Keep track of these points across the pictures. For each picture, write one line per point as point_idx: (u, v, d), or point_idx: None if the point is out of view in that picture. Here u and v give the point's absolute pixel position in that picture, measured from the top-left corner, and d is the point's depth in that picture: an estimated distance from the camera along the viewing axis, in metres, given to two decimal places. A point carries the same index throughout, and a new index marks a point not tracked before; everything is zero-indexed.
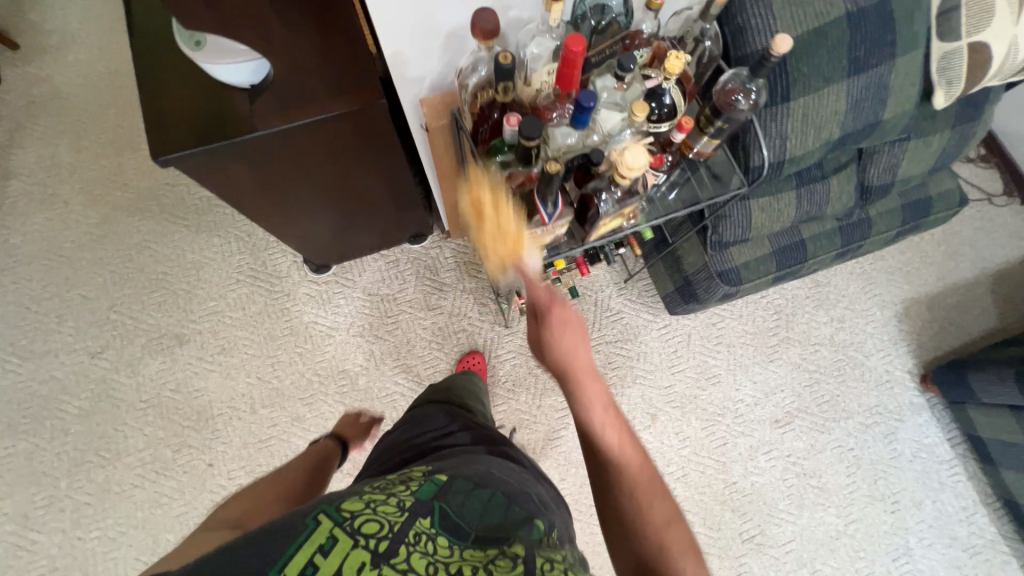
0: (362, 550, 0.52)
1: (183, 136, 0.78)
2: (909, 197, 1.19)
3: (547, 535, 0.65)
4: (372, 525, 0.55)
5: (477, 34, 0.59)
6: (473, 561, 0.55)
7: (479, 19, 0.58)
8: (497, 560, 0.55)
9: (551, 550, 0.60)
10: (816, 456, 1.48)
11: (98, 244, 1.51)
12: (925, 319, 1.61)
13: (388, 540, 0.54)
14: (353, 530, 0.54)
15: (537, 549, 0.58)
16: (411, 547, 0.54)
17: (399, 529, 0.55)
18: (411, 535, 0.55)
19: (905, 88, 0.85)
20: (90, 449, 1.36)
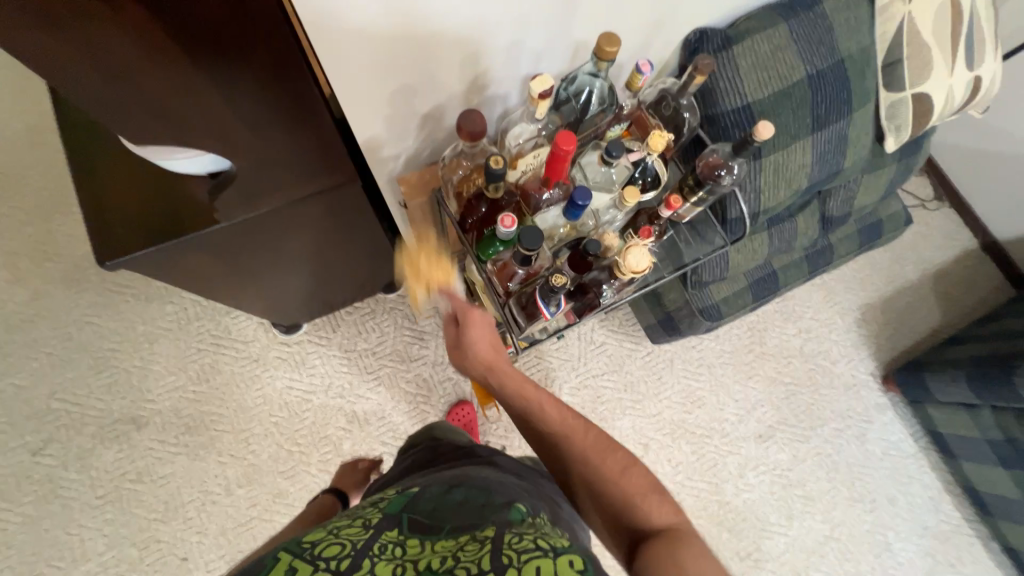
0: (321, 569, 0.49)
1: (132, 236, 0.70)
2: (864, 222, 1.27)
3: (533, 516, 0.60)
4: (332, 548, 0.52)
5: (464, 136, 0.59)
6: (444, 552, 0.52)
7: (466, 122, 0.58)
8: (466, 544, 0.52)
9: (529, 524, 0.56)
10: (798, 466, 1.55)
11: (30, 325, 1.35)
12: (881, 323, 1.72)
13: (350, 557, 0.51)
14: (312, 556, 0.51)
15: (511, 524, 0.55)
16: (376, 556, 0.51)
17: (363, 545, 0.53)
18: (376, 547, 0.53)
19: (861, 136, 0.91)
20: (40, 561, 1.21)
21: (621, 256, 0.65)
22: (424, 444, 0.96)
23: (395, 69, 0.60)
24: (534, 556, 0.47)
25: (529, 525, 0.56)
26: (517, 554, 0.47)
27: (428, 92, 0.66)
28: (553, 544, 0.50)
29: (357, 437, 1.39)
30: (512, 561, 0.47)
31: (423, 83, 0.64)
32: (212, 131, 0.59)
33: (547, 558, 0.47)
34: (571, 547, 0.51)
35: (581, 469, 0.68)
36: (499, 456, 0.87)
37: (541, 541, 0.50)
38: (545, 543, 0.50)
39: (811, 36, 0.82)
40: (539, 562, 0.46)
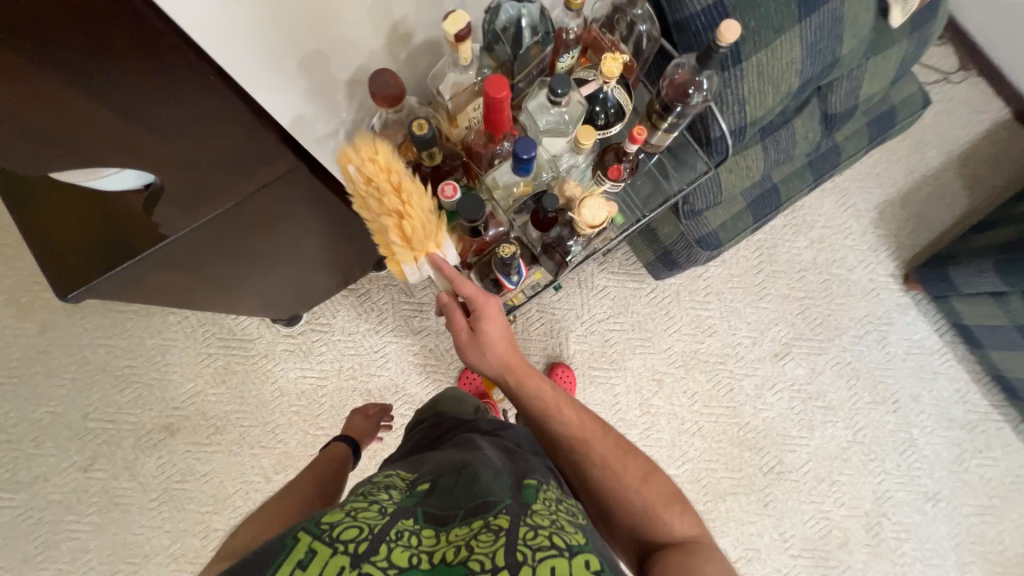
0: (340, 554, 0.49)
1: (86, 262, 0.67)
2: (874, 113, 1.14)
3: (544, 491, 0.62)
4: (350, 530, 0.51)
5: (382, 101, 0.54)
6: (459, 541, 0.52)
7: (380, 85, 0.53)
8: (480, 534, 0.52)
9: (541, 509, 0.56)
10: (818, 378, 1.53)
11: (47, 354, 1.39)
12: (901, 219, 1.61)
13: (367, 541, 0.50)
14: (329, 538, 0.50)
15: (524, 512, 0.55)
16: (393, 543, 0.51)
17: (380, 529, 0.53)
18: (392, 533, 0.53)
19: (859, 15, 0.78)
20: (117, 560, 1.33)
21: (576, 212, 0.60)
22: (432, 417, 0.95)
23: (292, 30, 0.54)
24: (549, 555, 0.48)
25: (546, 513, 0.55)
26: (534, 553, 0.48)
27: (341, 53, 0.60)
28: (570, 542, 0.51)
29: None
30: (526, 560, 0.47)
31: (331, 44, 0.58)
32: (113, 141, 0.55)
33: (561, 558, 0.48)
34: (585, 543, 0.51)
35: (595, 471, 0.71)
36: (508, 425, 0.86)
37: (555, 536, 0.51)
38: (560, 541, 0.50)
39: None
40: (555, 562, 0.47)
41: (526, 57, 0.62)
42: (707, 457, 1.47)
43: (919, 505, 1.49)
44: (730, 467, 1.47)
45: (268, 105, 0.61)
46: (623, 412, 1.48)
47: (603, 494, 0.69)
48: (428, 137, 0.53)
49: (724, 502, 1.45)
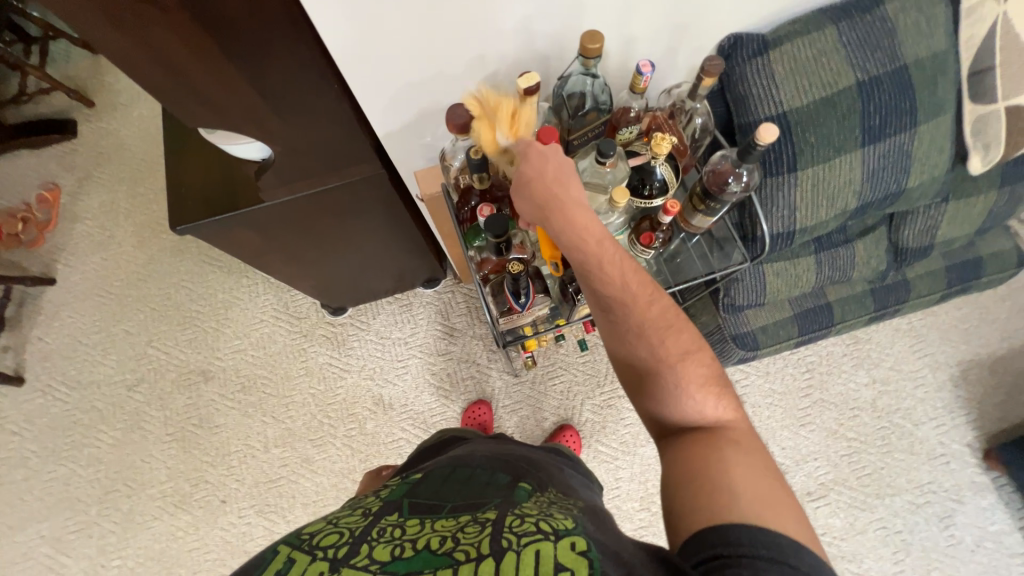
0: (320, 558, 0.48)
1: (198, 208, 0.83)
2: (955, 258, 1.08)
3: (537, 494, 0.62)
4: (330, 538, 0.52)
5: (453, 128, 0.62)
6: (443, 531, 0.52)
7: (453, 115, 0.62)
8: (467, 527, 0.52)
9: (531, 505, 0.56)
10: (855, 537, 1.33)
11: (143, 283, 1.64)
12: (987, 385, 1.43)
13: (348, 545, 0.50)
14: (310, 547, 0.51)
15: (512, 507, 0.55)
16: (375, 541, 0.51)
17: (362, 531, 0.53)
18: (375, 534, 0.52)
19: (932, 155, 0.80)
20: (120, 478, 1.44)
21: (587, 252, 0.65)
22: (436, 440, 0.97)
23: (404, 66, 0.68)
24: (534, 539, 0.46)
25: (535, 507, 0.55)
26: (517, 536, 0.47)
27: (437, 89, 0.73)
28: (558, 525, 0.50)
29: (380, 420, 1.47)
30: (511, 545, 0.46)
31: (430, 81, 0.72)
32: (246, 119, 0.68)
33: (546, 542, 0.46)
34: (573, 528, 0.50)
35: (656, 378, 0.59)
36: (512, 443, 0.84)
37: (542, 523, 0.50)
38: (547, 527, 0.49)
39: (867, 39, 0.73)
40: (540, 546, 0.45)
41: (583, 121, 0.71)
42: None
43: None
44: None
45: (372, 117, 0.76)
46: (620, 500, 1.38)
47: (655, 413, 0.59)
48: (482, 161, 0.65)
49: None
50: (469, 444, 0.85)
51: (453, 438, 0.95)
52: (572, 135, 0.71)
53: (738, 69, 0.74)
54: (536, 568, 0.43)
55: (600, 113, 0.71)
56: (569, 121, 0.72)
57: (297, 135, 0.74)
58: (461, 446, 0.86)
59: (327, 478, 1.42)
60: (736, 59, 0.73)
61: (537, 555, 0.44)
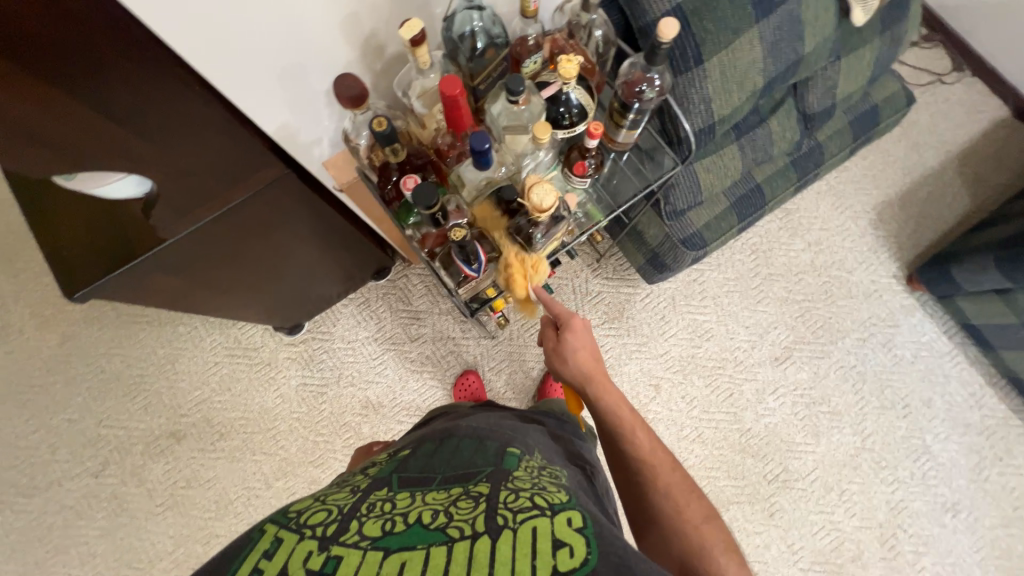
0: (308, 536, 0.49)
1: (92, 264, 0.72)
2: (856, 112, 1.16)
3: (526, 458, 0.65)
4: (317, 515, 0.53)
5: (346, 102, 0.57)
6: (436, 507, 0.54)
7: (343, 87, 0.56)
8: (459, 501, 0.54)
9: (522, 477, 0.59)
10: (821, 382, 1.50)
11: (67, 364, 1.47)
12: (901, 219, 1.59)
13: (337, 522, 0.51)
14: (298, 526, 0.51)
15: (506, 479, 0.57)
16: (365, 517, 0.52)
17: (350, 508, 0.54)
18: (364, 510, 0.54)
19: (819, 16, 0.82)
20: (123, 565, 1.36)
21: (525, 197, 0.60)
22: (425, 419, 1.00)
23: (270, 42, 0.59)
24: (530, 516, 0.49)
25: (525, 479, 0.58)
26: (514, 513, 0.50)
27: (319, 62, 0.65)
28: (551, 501, 0.54)
29: (375, 420, 1.45)
30: (507, 523, 0.49)
31: (307, 54, 0.63)
32: None
33: (542, 517, 0.49)
34: (568, 501, 0.55)
35: (668, 516, 0.69)
36: (503, 411, 0.89)
37: (536, 498, 0.53)
38: (541, 502, 0.53)
39: None
40: (536, 523, 0.48)
41: (484, 61, 0.67)
42: (708, 465, 1.43)
43: (937, 517, 1.41)
44: (732, 474, 1.43)
45: (253, 111, 0.67)
46: None
47: (660, 544, 0.68)
48: (389, 133, 0.56)
49: (727, 512, 1.40)
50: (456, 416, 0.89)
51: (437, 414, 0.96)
52: (475, 79, 0.67)
53: None
54: (534, 544, 0.46)
55: (499, 48, 0.66)
56: (469, 64, 0.66)
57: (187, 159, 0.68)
58: (447, 418, 0.88)
59: None
60: None
61: (533, 531, 0.47)
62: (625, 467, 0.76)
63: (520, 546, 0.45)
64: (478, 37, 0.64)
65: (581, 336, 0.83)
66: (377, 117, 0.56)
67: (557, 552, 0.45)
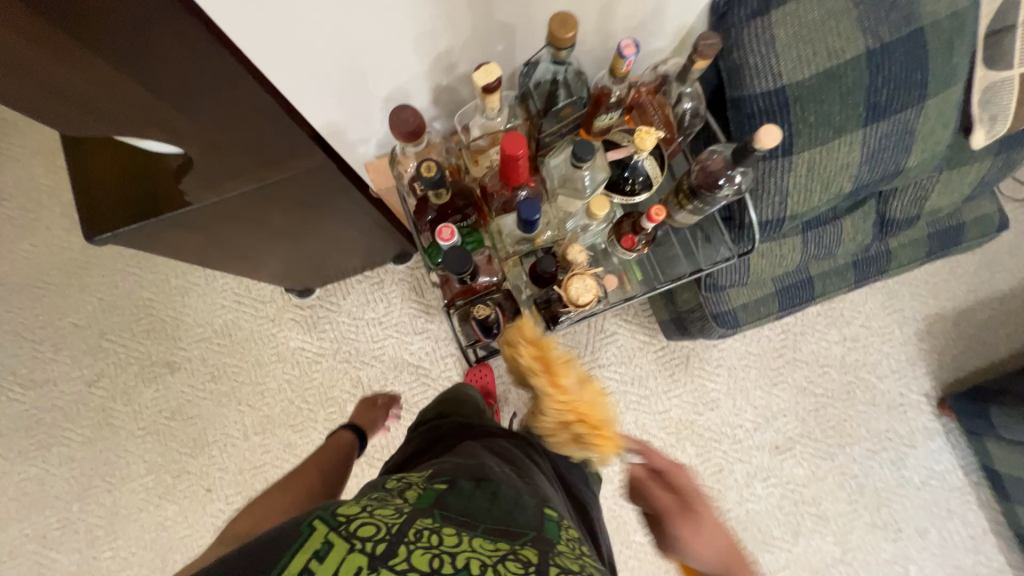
0: (356, 551, 0.46)
1: (117, 210, 0.70)
2: (940, 226, 1.06)
3: (565, 525, 0.61)
4: (367, 528, 0.49)
5: (401, 134, 0.58)
6: (483, 557, 0.49)
7: (401, 117, 0.58)
8: (508, 558, 0.49)
9: (567, 548, 0.54)
10: (816, 483, 1.43)
11: (85, 271, 1.49)
12: (950, 337, 1.49)
13: (385, 542, 0.47)
14: (347, 533, 0.48)
15: (551, 547, 0.53)
16: (413, 545, 0.48)
17: (398, 528, 0.50)
18: (411, 534, 0.49)
19: (937, 131, 0.73)
20: (97, 475, 1.41)
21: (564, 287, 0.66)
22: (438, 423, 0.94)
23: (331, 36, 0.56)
24: None
25: (570, 551, 0.54)
26: None
27: (381, 70, 0.64)
28: None
29: None
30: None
31: (370, 62, 0.62)
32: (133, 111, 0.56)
33: None
34: None
35: None
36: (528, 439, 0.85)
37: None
38: None
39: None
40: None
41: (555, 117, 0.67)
42: None
43: None
44: None
45: (305, 106, 0.67)
46: None
47: None
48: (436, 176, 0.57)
49: None
50: (477, 436, 0.83)
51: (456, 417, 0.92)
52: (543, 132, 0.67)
53: (733, 33, 0.66)
54: None
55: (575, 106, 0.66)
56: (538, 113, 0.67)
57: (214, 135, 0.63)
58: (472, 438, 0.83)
59: None
60: (732, 19, 0.66)
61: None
62: None
63: None
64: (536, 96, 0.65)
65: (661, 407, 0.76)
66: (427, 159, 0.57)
67: None
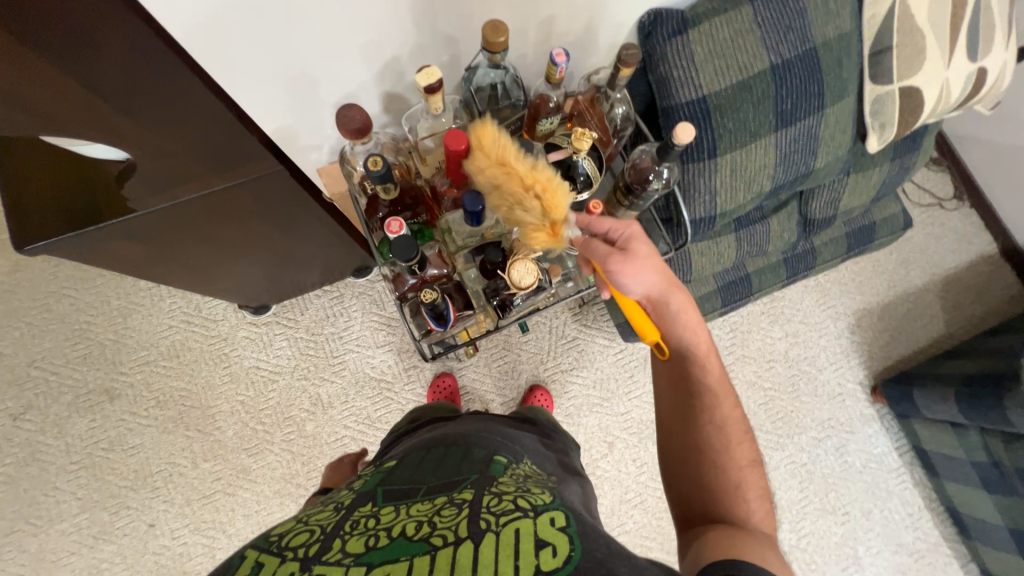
0: (289, 560, 0.45)
1: (51, 218, 0.66)
2: (855, 224, 1.18)
3: (513, 467, 0.62)
4: (300, 537, 0.48)
5: (348, 131, 0.61)
6: (419, 517, 0.50)
7: (348, 116, 0.60)
8: (443, 508, 0.51)
9: (507, 482, 0.56)
10: (770, 473, 1.50)
11: (12, 294, 1.39)
12: (877, 329, 1.63)
13: (319, 543, 0.47)
14: (279, 549, 0.47)
15: (489, 485, 0.54)
16: (348, 535, 0.48)
17: (333, 527, 0.50)
18: (347, 526, 0.49)
19: (837, 136, 0.85)
20: (20, 518, 1.28)
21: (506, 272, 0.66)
22: (403, 426, 0.94)
23: (277, 40, 0.58)
24: (512, 518, 0.47)
25: (510, 483, 0.56)
26: (495, 517, 0.47)
27: (329, 75, 0.67)
28: (534, 504, 0.51)
29: (321, 420, 1.40)
30: (490, 526, 0.46)
31: (320, 69, 0.65)
32: (83, 122, 0.59)
33: (525, 519, 0.47)
34: (550, 503, 0.53)
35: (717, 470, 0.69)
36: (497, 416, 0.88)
37: (520, 501, 0.51)
38: (524, 504, 0.50)
39: (781, 20, 0.74)
40: (518, 525, 0.46)
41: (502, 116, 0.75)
42: (643, 534, 1.41)
43: None
44: (665, 548, 1.41)
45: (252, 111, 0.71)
46: None
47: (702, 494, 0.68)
48: (384, 173, 0.59)
49: None
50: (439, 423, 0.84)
51: (424, 416, 0.94)
52: None
53: (658, 49, 0.73)
54: (517, 544, 0.43)
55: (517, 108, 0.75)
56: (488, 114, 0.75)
57: (162, 140, 0.64)
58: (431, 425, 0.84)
59: (267, 485, 1.35)
60: (656, 37, 0.72)
61: (517, 532, 0.45)
62: (686, 422, 0.73)
63: (502, 548, 0.43)
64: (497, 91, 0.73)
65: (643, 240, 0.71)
66: (373, 155, 0.59)
67: (539, 552, 0.42)
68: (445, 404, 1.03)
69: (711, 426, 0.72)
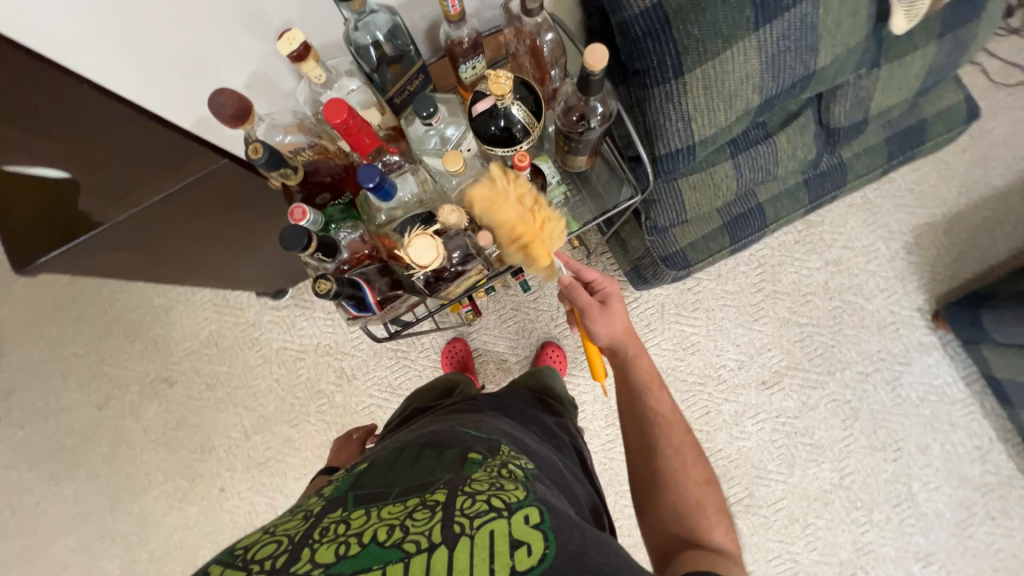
0: (254, 574, 0.47)
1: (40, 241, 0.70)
2: (898, 126, 0.99)
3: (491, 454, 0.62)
4: (267, 549, 0.50)
5: (228, 119, 0.64)
6: (391, 520, 0.51)
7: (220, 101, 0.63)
8: (415, 511, 0.52)
9: (482, 475, 0.57)
10: (808, 413, 1.40)
11: (74, 302, 1.56)
12: (942, 245, 1.40)
13: (287, 554, 0.49)
14: (247, 563, 0.49)
15: (462, 482, 0.55)
16: (317, 543, 0.50)
17: (302, 536, 0.52)
18: (316, 534, 0.51)
19: (844, 18, 0.70)
20: (120, 487, 1.53)
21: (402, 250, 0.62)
22: (398, 418, 0.97)
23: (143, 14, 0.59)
24: (488, 519, 0.49)
25: (484, 476, 0.57)
26: (469, 520, 0.49)
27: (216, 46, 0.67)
28: (508, 500, 0.52)
29: (348, 391, 1.49)
30: (464, 529, 0.48)
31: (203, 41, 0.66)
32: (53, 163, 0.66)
33: (500, 518, 0.49)
34: (526, 493, 0.54)
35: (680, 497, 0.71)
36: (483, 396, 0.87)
37: (495, 499, 0.52)
38: (499, 501, 0.51)
39: None
40: (494, 526, 0.48)
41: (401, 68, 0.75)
42: None
43: (904, 564, 1.35)
44: None
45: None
46: (587, 420, 1.44)
47: (667, 522, 0.70)
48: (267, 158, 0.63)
49: None
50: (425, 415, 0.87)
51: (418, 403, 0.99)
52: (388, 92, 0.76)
53: None
54: (491, 549, 0.46)
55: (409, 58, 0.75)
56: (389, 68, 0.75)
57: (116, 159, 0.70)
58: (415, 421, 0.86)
59: (310, 451, 1.49)
60: None
61: (491, 535, 0.47)
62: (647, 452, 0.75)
63: (478, 553, 0.46)
64: (385, 44, 0.72)
65: (618, 301, 0.79)
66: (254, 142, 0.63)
67: (515, 554, 0.46)
68: (443, 380, 1.08)
69: (667, 453, 0.74)
